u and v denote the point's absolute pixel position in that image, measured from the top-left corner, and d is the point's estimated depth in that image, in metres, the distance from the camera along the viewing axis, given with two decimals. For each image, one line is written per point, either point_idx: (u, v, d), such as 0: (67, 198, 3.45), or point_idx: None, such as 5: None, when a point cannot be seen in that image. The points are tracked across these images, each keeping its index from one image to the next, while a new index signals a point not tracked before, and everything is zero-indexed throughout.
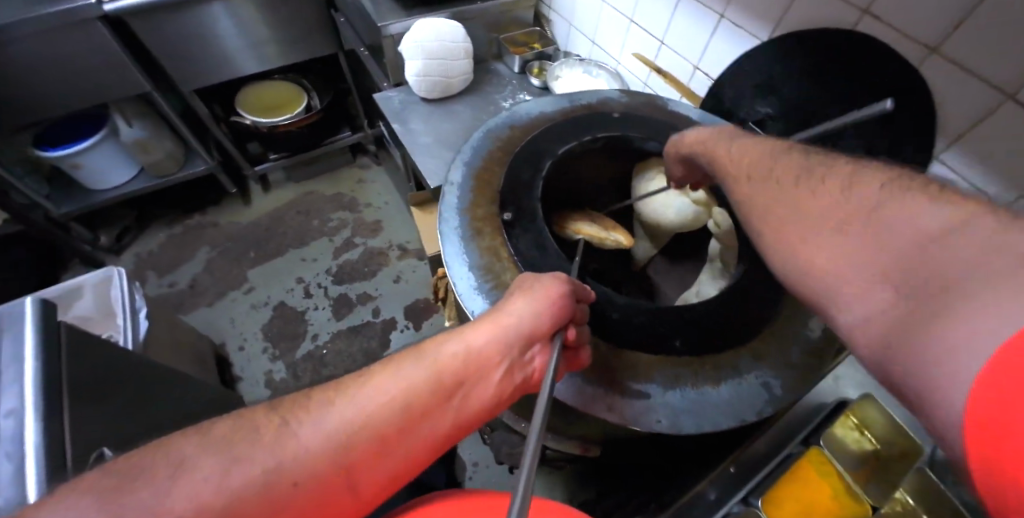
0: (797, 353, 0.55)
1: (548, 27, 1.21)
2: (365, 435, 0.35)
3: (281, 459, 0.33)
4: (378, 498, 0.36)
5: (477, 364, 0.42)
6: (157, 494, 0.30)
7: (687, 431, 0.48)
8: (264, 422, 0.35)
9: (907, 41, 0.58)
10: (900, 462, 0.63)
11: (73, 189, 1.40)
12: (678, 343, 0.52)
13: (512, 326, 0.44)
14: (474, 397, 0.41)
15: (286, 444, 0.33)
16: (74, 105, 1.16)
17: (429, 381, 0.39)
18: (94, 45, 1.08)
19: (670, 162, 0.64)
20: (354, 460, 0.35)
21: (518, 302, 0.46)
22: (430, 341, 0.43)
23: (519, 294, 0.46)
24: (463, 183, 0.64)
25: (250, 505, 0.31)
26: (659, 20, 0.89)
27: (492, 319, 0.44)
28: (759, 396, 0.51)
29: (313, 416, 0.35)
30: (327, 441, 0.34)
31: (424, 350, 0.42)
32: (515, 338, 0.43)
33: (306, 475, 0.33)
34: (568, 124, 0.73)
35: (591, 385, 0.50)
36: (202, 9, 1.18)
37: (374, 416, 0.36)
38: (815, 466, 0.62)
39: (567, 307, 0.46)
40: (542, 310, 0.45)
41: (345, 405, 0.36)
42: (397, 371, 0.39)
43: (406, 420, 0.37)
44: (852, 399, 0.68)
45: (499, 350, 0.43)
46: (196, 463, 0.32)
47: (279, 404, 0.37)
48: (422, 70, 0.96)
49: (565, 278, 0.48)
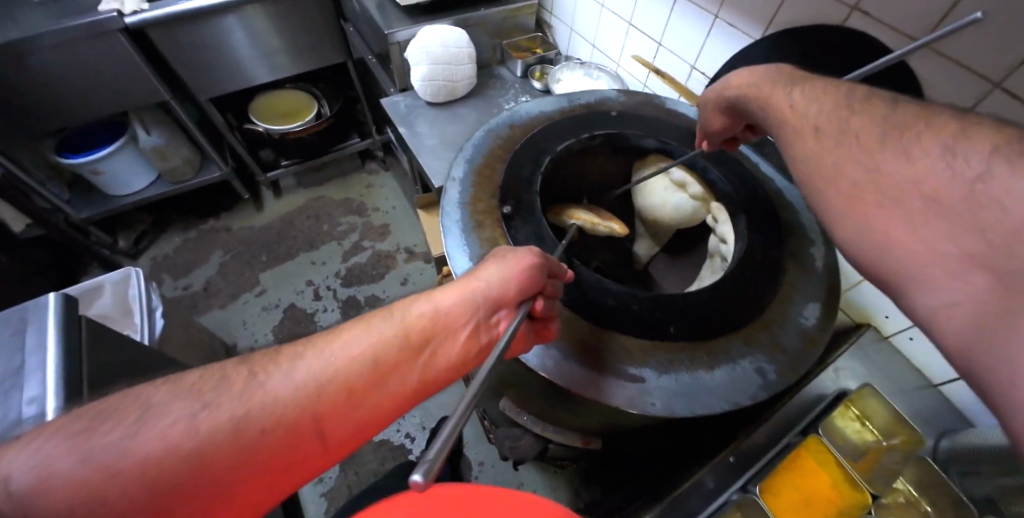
0: (791, 340, 0.55)
1: (550, 32, 1.24)
2: (332, 385, 0.40)
3: (250, 406, 0.37)
4: (345, 444, 0.41)
5: (441, 326, 0.46)
6: (127, 435, 0.35)
7: (681, 413, 0.49)
8: (234, 374, 0.39)
9: (897, 35, 0.59)
10: (901, 452, 0.63)
11: (93, 195, 1.46)
12: (672, 329, 0.54)
13: (479, 293, 0.48)
14: (438, 357, 0.45)
15: (255, 392, 0.38)
16: (97, 113, 1.22)
17: (393, 340, 0.43)
18: (115, 55, 1.14)
19: (709, 112, 0.62)
20: (320, 410, 0.39)
21: (488, 270, 0.49)
22: (400, 303, 0.47)
23: (489, 265, 0.49)
24: (465, 178, 0.67)
25: (219, 445, 0.36)
26: (656, 22, 0.91)
27: (459, 285, 0.48)
28: (752, 381, 0.52)
29: (283, 368, 0.40)
30: (298, 390, 0.39)
31: (395, 310, 0.46)
32: (481, 304, 0.47)
33: (273, 422, 0.37)
34: (568, 122, 0.75)
35: (587, 369, 0.51)
36: (217, 21, 1.24)
37: (339, 371, 0.40)
38: (814, 456, 0.61)
39: (536, 278, 0.49)
40: (508, 280, 0.48)
41: (313, 359, 0.41)
42: (364, 330, 0.43)
43: (371, 374, 0.41)
44: (851, 390, 0.68)
45: (463, 315, 0.46)
46: (164, 409, 0.36)
47: (254, 357, 0.42)
48: (427, 75, 1.00)
49: (539, 252, 0.51)
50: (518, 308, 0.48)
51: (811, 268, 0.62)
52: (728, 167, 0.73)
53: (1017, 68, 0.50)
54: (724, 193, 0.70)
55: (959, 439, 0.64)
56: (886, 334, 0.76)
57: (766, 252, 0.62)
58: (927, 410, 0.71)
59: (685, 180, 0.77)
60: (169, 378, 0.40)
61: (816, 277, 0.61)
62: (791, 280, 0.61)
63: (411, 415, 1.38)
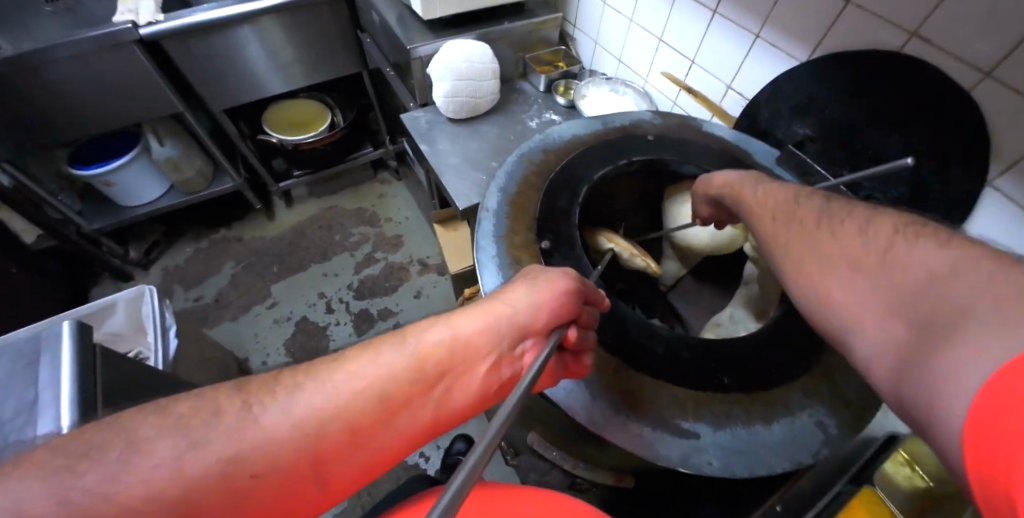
0: (851, 391, 0.52)
1: (572, 45, 1.21)
2: (339, 423, 0.33)
3: (240, 447, 0.30)
4: (346, 489, 0.34)
5: (465, 354, 0.40)
6: (98, 478, 0.28)
7: (740, 474, 0.46)
8: (225, 405, 0.32)
9: (959, 64, 0.56)
10: (955, 502, 0.59)
11: (105, 205, 1.44)
12: (726, 379, 0.50)
13: (507, 318, 0.42)
14: (458, 389, 0.39)
15: (247, 430, 0.31)
16: (111, 125, 1.20)
17: (411, 369, 0.37)
18: (130, 67, 1.12)
19: (697, 201, 0.63)
20: (323, 451, 0.32)
21: (518, 293, 0.44)
22: (415, 325, 0.41)
23: (523, 285, 0.45)
24: (499, 209, 0.64)
25: (204, 494, 0.29)
26: (689, 40, 0.88)
27: (486, 308, 0.43)
28: (814, 437, 0.49)
29: (280, 399, 0.33)
30: (297, 428, 0.32)
31: (409, 333, 0.39)
32: (514, 328, 0.42)
33: (267, 466, 0.30)
34: (602, 147, 0.72)
35: (639, 424, 0.48)
36: (233, 32, 1.22)
37: (349, 405, 0.33)
38: (865, 507, 0.57)
39: (569, 305, 0.45)
40: (546, 303, 0.44)
41: (316, 389, 0.34)
42: (377, 357, 0.37)
43: (387, 408, 0.35)
44: (902, 436, 0.64)
45: (489, 342, 0.41)
46: (144, 447, 0.29)
47: (245, 383, 0.34)
48: (450, 91, 0.97)
49: (573, 276, 0.47)
50: (547, 338, 0.44)
51: None
52: None
53: None
54: None
55: None
56: None
57: None
58: None
59: None
60: (151, 406, 0.32)
61: None
62: None
63: None
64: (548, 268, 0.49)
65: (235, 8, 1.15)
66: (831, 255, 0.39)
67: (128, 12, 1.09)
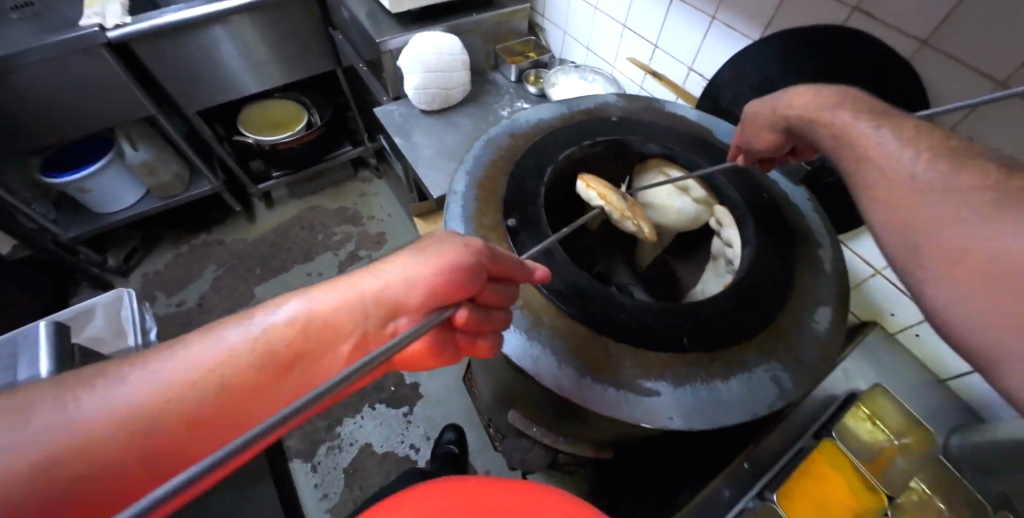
0: (803, 347, 0.55)
1: (542, 36, 1.23)
2: (171, 412, 0.34)
3: (53, 444, 0.30)
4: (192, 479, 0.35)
5: (320, 337, 0.40)
6: None
7: (700, 427, 0.49)
8: (41, 398, 0.31)
9: (899, 35, 0.59)
10: (914, 452, 0.63)
11: (80, 213, 1.42)
12: (685, 340, 0.53)
13: (371, 297, 0.42)
14: (315, 372, 0.39)
15: (62, 426, 0.31)
16: (84, 130, 1.19)
17: (252, 358, 0.37)
18: (100, 71, 1.11)
19: (759, 128, 0.57)
20: (154, 445, 0.33)
21: (391, 270, 0.43)
22: (263, 305, 0.40)
23: (411, 260, 0.43)
24: (467, 192, 0.65)
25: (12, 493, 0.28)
26: (651, 25, 0.91)
27: (347, 288, 0.42)
28: (769, 390, 0.52)
29: (102, 391, 0.33)
30: (116, 421, 0.32)
31: (254, 315, 0.39)
32: (389, 307, 0.42)
33: (86, 463, 0.31)
34: (568, 130, 0.74)
35: (603, 385, 0.50)
36: (203, 33, 1.21)
37: (178, 397, 0.34)
38: (828, 458, 0.61)
39: (460, 279, 0.42)
40: (432, 280, 0.42)
41: (143, 381, 0.34)
42: (213, 343, 0.37)
43: (223, 398, 0.35)
44: (862, 391, 0.68)
45: (349, 323, 0.41)
46: None
47: (71, 375, 0.33)
48: (421, 83, 0.98)
49: (474, 248, 0.44)
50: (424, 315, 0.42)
51: (819, 273, 0.62)
52: (733, 171, 0.73)
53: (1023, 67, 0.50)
54: (729, 199, 0.70)
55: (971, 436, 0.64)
56: (894, 332, 0.77)
57: (775, 258, 0.62)
58: (939, 408, 0.71)
59: (687, 185, 0.76)
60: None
61: (826, 282, 0.61)
62: (801, 285, 0.61)
63: (416, 425, 1.37)
64: (451, 238, 0.46)
65: (204, 8, 1.15)
66: (962, 184, 0.31)
67: (95, 15, 1.08)
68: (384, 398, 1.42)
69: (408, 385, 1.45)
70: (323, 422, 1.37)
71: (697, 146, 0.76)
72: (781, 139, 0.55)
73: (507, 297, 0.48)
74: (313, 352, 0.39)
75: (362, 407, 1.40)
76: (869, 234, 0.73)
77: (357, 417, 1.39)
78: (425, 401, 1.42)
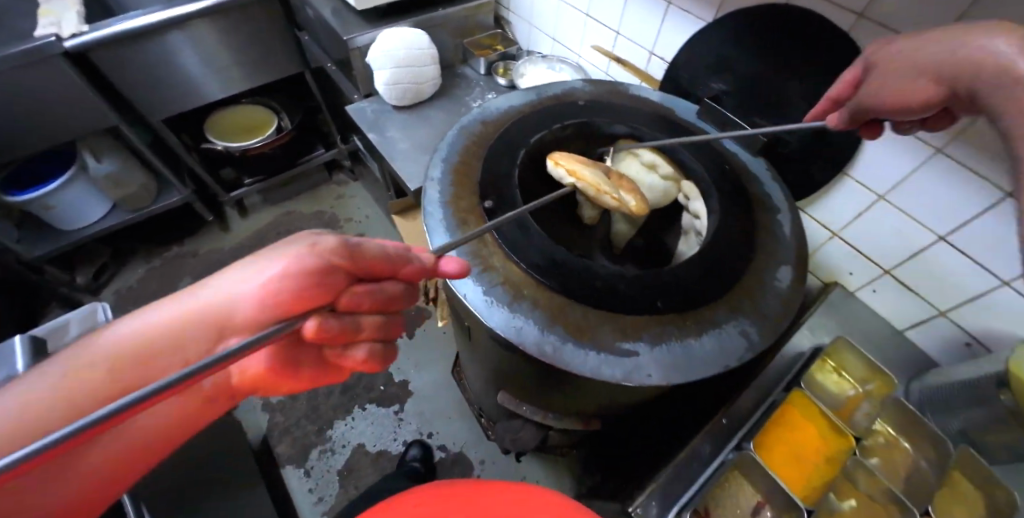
0: (767, 303, 0.59)
1: (509, 29, 1.25)
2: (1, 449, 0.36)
3: None
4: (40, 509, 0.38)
5: (157, 359, 0.44)
6: None
7: (677, 381, 0.52)
8: None
9: (838, 10, 0.63)
10: (876, 396, 0.68)
11: (44, 232, 1.37)
12: (659, 303, 0.56)
13: (202, 315, 0.47)
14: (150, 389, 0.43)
15: None
16: (44, 143, 1.15)
17: (87, 382, 0.41)
18: (59, 82, 1.07)
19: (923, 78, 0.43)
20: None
21: (223, 286, 0.48)
22: (99, 332, 0.45)
23: (246, 273, 0.47)
24: (443, 178, 0.67)
25: None
26: (612, 13, 0.94)
27: (177, 311, 0.47)
28: (738, 343, 0.55)
29: None
30: None
31: (94, 340, 0.44)
32: (223, 322, 0.47)
33: None
34: (538, 115, 0.77)
35: (585, 349, 0.53)
36: (163, 39, 1.19)
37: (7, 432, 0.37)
38: (798, 409, 0.66)
39: (307, 286, 0.44)
40: (278, 286, 0.45)
41: None
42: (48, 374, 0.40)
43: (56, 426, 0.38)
44: (827, 344, 0.72)
45: (184, 343, 0.45)
46: None
47: None
48: (392, 78, 0.99)
49: (319, 248, 0.45)
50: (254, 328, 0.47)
51: (780, 236, 0.66)
52: (695, 147, 0.76)
53: None
54: (694, 172, 0.74)
55: (929, 380, 0.70)
56: (853, 289, 0.82)
57: (739, 224, 0.66)
58: (896, 356, 0.77)
59: (654, 161, 0.78)
60: None
61: (786, 243, 0.65)
62: (764, 248, 0.65)
63: (408, 421, 1.38)
64: (295, 240, 0.47)
65: (163, 14, 1.13)
66: None
67: (49, 25, 1.05)
68: (374, 397, 1.42)
69: (397, 382, 1.45)
70: (314, 426, 1.36)
71: (662, 125, 0.79)
72: (948, 91, 0.42)
73: (388, 296, 0.47)
74: (145, 372, 0.43)
75: (353, 408, 1.40)
76: (825, 199, 0.78)
77: (348, 418, 1.38)
78: (415, 397, 1.42)
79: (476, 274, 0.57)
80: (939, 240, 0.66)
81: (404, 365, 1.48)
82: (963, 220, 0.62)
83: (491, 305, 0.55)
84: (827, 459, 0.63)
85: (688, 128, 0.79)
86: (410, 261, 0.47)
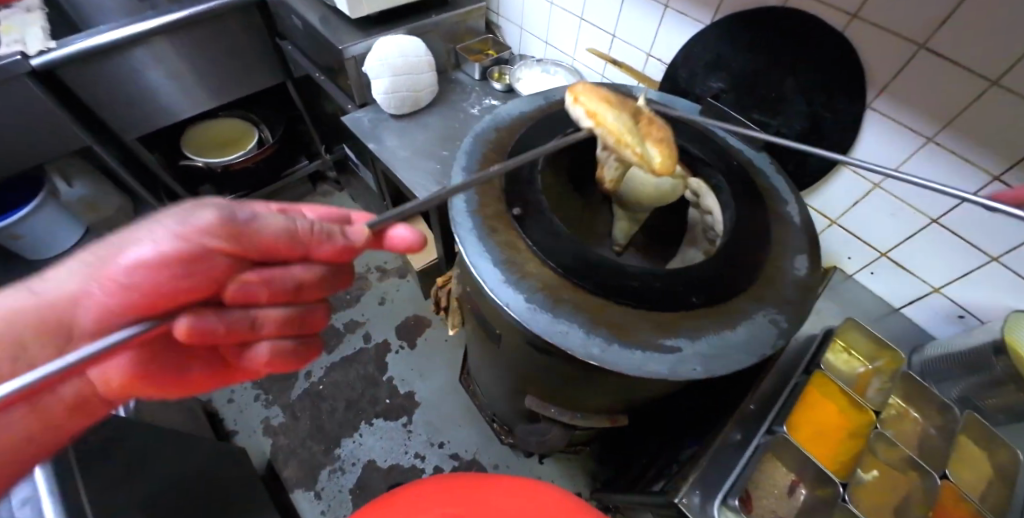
0: (790, 291, 0.62)
1: (498, 33, 1.26)
2: None
3: None
4: None
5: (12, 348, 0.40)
6: None
7: (719, 372, 0.54)
8: None
9: (833, 11, 0.67)
10: (886, 371, 0.73)
11: (12, 262, 1.27)
12: (694, 298, 0.58)
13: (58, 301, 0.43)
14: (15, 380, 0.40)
15: None
16: (9, 170, 1.07)
17: None
18: (25, 102, 1.00)
19: None
20: None
21: (76, 271, 0.44)
22: None
23: (98, 257, 0.45)
24: (466, 186, 0.67)
25: None
26: (608, 16, 0.96)
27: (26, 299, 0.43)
28: (771, 332, 0.58)
29: None
30: None
31: None
32: (74, 320, 0.43)
33: None
34: (549, 119, 0.78)
35: (631, 348, 0.54)
36: (133, 54, 1.13)
37: None
38: (819, 389, 0.70)
39: (189, 269, 0.42)
40: (129, 277, 0.43)
41: None
42: None
43: None
44: (837, 327, 0.76)
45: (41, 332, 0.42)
46: None
47: None
48: (389, 87, 0.98)
49: (195, 225, 0.42)
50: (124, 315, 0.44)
51: (792, 227, 0.69)
52: (702, 143, 0.78)
53: (938, 29, 0.58)
54: (704, 169, 0.76)
55: (927, 352, 0.76)
56: (851, 272, 0.87)
57: (754, 217, 0.68)
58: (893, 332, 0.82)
59: None
60: None
61: (798, 233, 0.68)
62: (779, 238, 0.68)
63: (417, 432, 1.36)
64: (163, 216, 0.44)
65: (131, 28, 1.07)
66: None
67: (12, 43, 0.99)
68: (380, 411, 1.39)
69: (402, 394, 1.43)
70: (320, 446, 1.32)
71: (669, 124, 0.81)
72: None
73: (291, 283, 0.47)
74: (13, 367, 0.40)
75: (359, 424, 1.37)
76: (824, 188, 0.82)
77: (355, 435, 1.35)
78: (422, 407, 1.41)
79: (514, 281, 0.58)
80: (932, 223, 0.71)
81: (408, 376, 1.46)
82: (956, 202, 0.67)
83: (534, 311, 0.56)
84: (849, 435, 0.67)
85: (695, 124, 0.82)
86: (329, 241, 0.45)
